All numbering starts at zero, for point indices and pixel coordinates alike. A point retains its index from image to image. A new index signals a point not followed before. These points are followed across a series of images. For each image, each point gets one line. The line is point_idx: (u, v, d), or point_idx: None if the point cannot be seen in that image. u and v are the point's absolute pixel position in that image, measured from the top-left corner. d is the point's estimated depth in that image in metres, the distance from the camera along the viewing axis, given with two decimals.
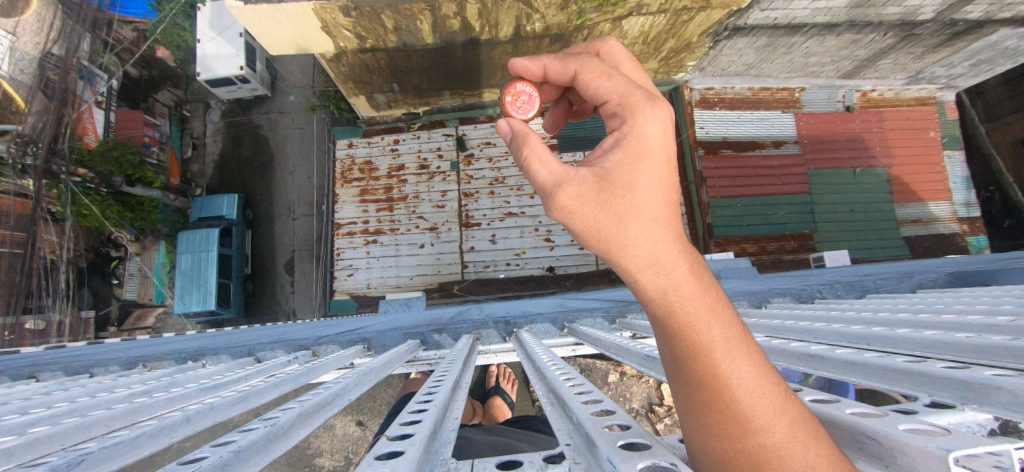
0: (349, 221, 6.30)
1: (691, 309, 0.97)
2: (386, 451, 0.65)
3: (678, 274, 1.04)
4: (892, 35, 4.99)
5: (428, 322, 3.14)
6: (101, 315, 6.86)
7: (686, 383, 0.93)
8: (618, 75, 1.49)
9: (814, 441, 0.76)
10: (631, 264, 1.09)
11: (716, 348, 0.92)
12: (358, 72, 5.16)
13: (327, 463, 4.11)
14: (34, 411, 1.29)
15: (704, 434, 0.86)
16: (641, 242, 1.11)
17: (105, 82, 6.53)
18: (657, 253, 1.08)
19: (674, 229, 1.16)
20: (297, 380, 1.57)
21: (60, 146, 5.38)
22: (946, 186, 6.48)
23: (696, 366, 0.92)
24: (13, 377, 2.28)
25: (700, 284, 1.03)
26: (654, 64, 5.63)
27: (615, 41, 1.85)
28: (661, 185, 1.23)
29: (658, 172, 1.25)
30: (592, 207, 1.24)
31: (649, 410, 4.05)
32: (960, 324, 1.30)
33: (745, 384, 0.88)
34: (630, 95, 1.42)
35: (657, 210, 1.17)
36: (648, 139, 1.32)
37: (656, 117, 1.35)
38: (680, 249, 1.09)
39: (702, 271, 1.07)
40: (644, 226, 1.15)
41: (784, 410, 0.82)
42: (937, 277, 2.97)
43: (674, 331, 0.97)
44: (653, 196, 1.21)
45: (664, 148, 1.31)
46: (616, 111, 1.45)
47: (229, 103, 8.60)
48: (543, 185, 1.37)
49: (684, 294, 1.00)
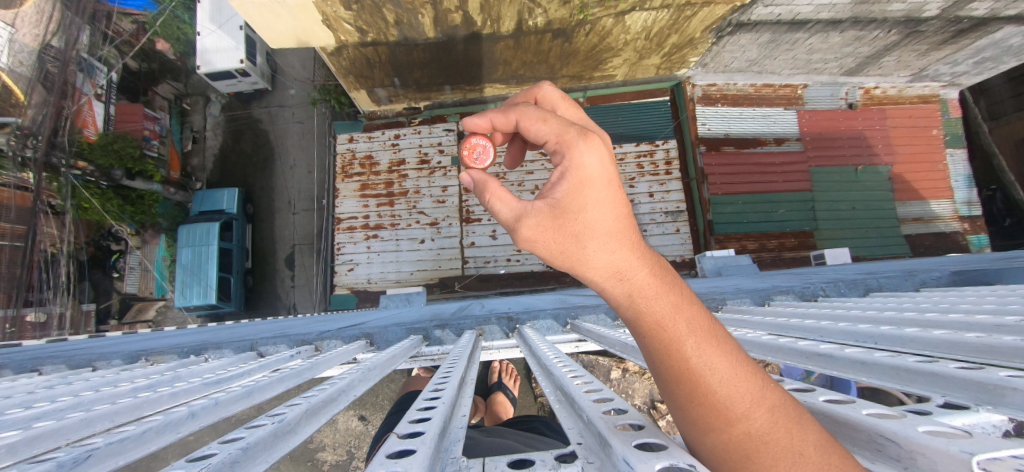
0: (350, 216, 6.29)
1: (656, 309, 0.93)
2: (396, 450, 0.64)
3: (639, 279, 0.99)
4: (896, 32, 4.95)
5: (431, 318, 3.13)
6: (101, 308, 6.65)
7: (665, 382, 0.88)
8: (552, 118, 1.33)
9: (796, 425, 0.72)
10: (595, 276, 1.04)
11: (686, 342, 0.88)
12: (358, 66, 5.13)
13: (329, 457, 4.12)
14: (37, 405, 1.28)
15: (691, 428, 0.80)
16: (600, 252, 1.05)
17: (105, 75, 6.52)
18: (618, 261, 1.02)
19: (633, 234, 1.11)
20: (301, 376, 1.57)
21: (60, 138, 5.50)
22: (947, 184, 6.47)
23: (670, 366, 0.87)
24: (15, 370, 2.28)
25: (664, 285, 0.98)
26: (657, 60, 5.60)
27: (548, 85, 1.69)
28: (611, 201, 1.16)
29: (606, 191, 1.17)
30: (552, 232, 1.15)
31: (650, 407, 4.07)
32: (966, 323, 1.29)
33: (718, 375, 0.83)
34: (562, 132, 1.29)
35: (614, 223, 1.11)
36: (591, 168, 1.20)
37: (592, 150, 1.22)
38: (641, 254, 1.04)
39: (665, 271, 1.03)
40: (602, 238, 1.08)
41: (761, 395, 0.78)
42: (940, 276, 2.97)
43: (644, 335, 0.93)
44: (606, 208, 1.14)
45: (605, 181, 1.18)
46: (555, 150, 1.30)
47: (229, 97, 8.56)
48: (504, 221, 1.26)
49: (647, 297, 0.95)
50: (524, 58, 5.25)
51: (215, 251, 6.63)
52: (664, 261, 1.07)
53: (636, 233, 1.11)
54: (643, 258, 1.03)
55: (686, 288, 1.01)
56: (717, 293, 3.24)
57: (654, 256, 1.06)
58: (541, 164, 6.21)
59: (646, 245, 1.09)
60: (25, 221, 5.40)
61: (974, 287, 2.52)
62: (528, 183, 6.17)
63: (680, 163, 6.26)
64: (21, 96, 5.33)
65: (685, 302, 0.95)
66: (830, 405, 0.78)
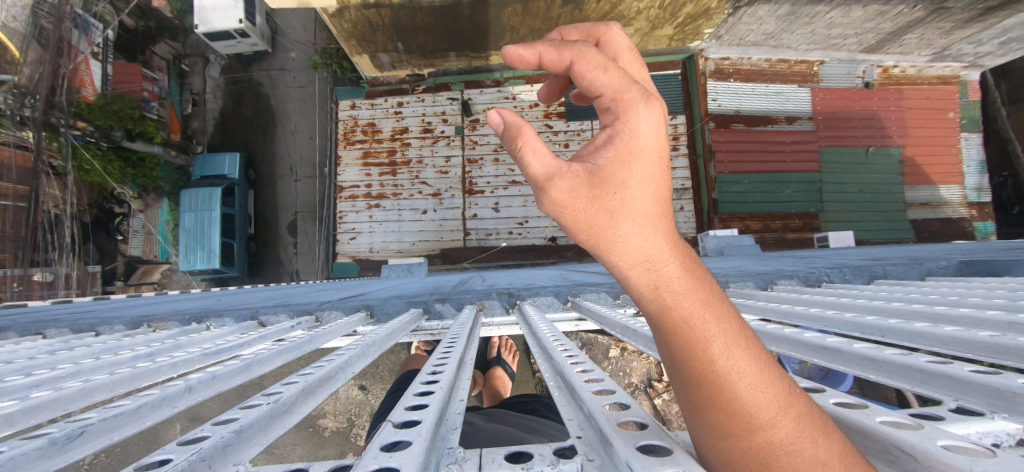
0: (352, 184, 6.21)
1: (688, 303, 0.83)
2: (390, 442, 0.62)
3: (674, 269, 0.88)
4: (921, 8, 4.71)
5: (432, 291, 3.13)
6: (107, 269, 6.66)
7: (681, 381, 0.81)
8: (614, 66, 1.12)
9: (822, 436, 0.66)
10: (626, 256, 0.91)
11: (713, 346, 0.78)
12: (361, 29, 4.92)
13: (331, 424, 4.26)
14: (37, 372, 1.28)
15: (705, 432, 0.73)
16: (637, 234, 0.93)
17: (100, 33, 6.30)
18: (655, 247, 0.91)
19: (670, 221, 1.00)
20: (302, 349, 1.55)
21: (58, 98, 5.39)
22: (959, 170, 6.32)
23: (690, 366, 0.79)
24: (21, 332, 2.32)
25: (695, 280, 0.88)
26: (670, 31, 5.36)
27: (617, 28, 1.38)
28: (656, 180, 1.02)
29: (651, 169, 1.03)
30: (583, 202, 1.02)
31: (648, 385, 4.16)
32: (976, 318, 1.25)
33: (745, 382, 0.74)
34: (621, 92, 1.11)
35: (651, 207, 0.98)
36: (644, 139, 1.05)
37: (652, 118, 1.06)
38: (674, 245, 0.93)
39: (699, 263, 0.94)
40: (641, 221, 0.96)
41: (787, 403, 0.71)
42: (948, 265, 2.92)
43: (672, 330, 0.82)
44: (649, 186, 1.01)
45: (654, 158, 1.04)
46: (608, 107, 1.12)
47: (229, 58, 8.33)
48: (530, 178, 1.12)
49: (679, 289, 0.85)
50: (532, 25, 5.04)
51: (218, 216, 6.62)
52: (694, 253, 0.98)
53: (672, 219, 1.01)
54: (683, 251, 0.93)
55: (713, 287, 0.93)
56: (720, 275, 3.20)
57: (688, 248, 0.96)
58: (546, 135, 6.11)
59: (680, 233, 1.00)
60: (26, 182, 5.33)
61: (980, 278, 2.48)
62: None
63: (688, 139, 6.07)
64: (17, 53, 5.22)
65: (719, 302, 0.86)
66: (841, 409, 0.76)
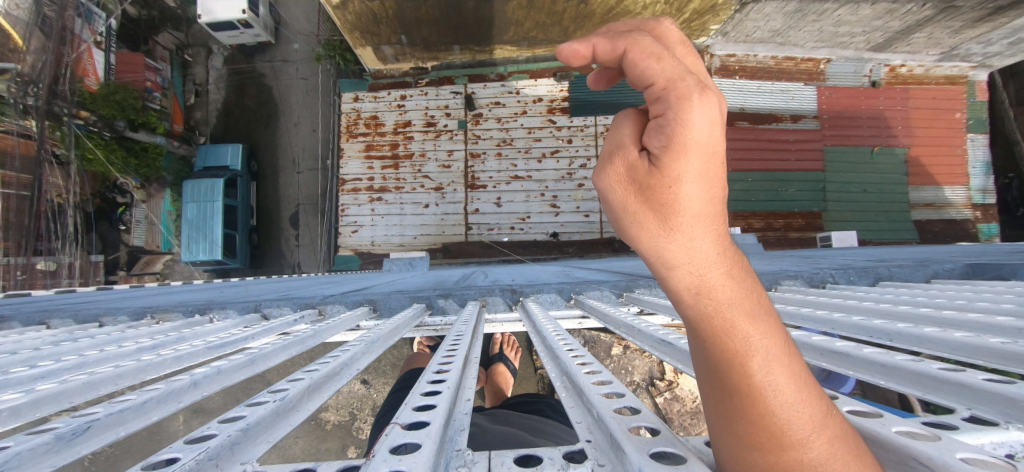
0: (354, 177, 6.19)
1: (735, 310, 0.81)
2: (399, 444, 0.61)
3: (720, 276, 0.86)
4: (931, 6, 4.67)
5: (434, 286, 3.12)
6: (108, 259, 6.71)
7: (713, 388, 0.80)
8: (669, 55, 0.99)
9: (855, 458, 0.64)
10: (669, 256, 0.91)
11: (756, 360, 0.77)
12: (364, 22, 4.89)
13: (332, 417, 4.27)
14: (41, 364, 1.27)
15: (731, 441, 0.72)
16: (680, 237, 0.91)
17: (104, 22, 6.30)
18: (698, 253, 0.88)
19: (721, 223, 0.95)
20: (306, 343, 1.53)
21: (61, 87, 5.41)
22: (965, 171, 6.27)
23: (724, 374, 0.78)
24: (25, 322, 2.34)
25: (742, 291, 0.85)
26: (675, 26, 5.31)
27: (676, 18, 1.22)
28: (709, 182, 0.95)
29: (703, 167, 0.95)
30: (630, 195, 1.01)
31: (649, 383, 4.17)
32: (985, 323, 1.24)
33: (779, 396, 0.74)
34: (676, 79, 0.99)
35: (702, 209, 0.94)
36: (697, 134, 0.94)
37: (707, 112, 0.94)
38: (722, 252, 0.90)
39: (748, 270, 0.91)
40: (685, 223, 0.92)
41: (824, 422, 0.69)
42: (953, 267, 2.90)
43: (717, 334, 0.80)
44: (699, 186, 0.95)
45: (706, 155, 0.95)
46: (658, 98, 1.00)
47: (231, 49, 8.28)
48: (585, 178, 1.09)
49: (725, 296, 0.83)
50: (537, 19, 5.02)
51: (221, 207, 6.61)
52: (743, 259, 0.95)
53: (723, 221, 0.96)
54: (731, 260, 0.89)
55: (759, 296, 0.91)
56: None
57: (737, 252, 0.92)
58: (549, 131, 6.09)
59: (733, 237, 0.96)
60: (30, 171, 5.32)
61: (985, 282, 2.45)
62: (535, 151, 6.11)
63: None
64: (20, 41, 5.19)
65: (766, 313, 0.83)
66: (856, 419, 0.76)
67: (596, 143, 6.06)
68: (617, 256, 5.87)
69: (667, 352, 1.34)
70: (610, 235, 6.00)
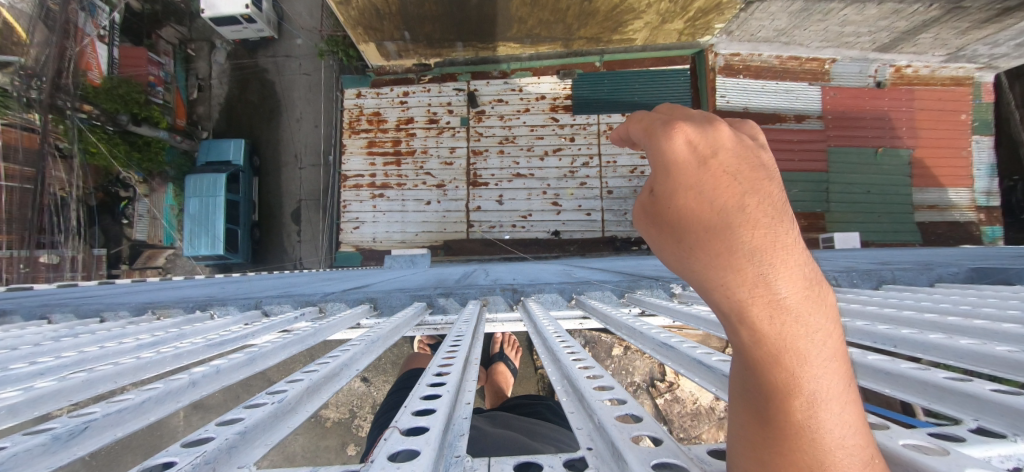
0: (356, 173, 6.18)
1: (773, 336, 0.67)
2: (398, 451, 0.61)
3: (752, 295, 0.70)
4: (938, 6, 4.64)
5: (435, 284, 3.11)
6: (111, 253, 6.56)
7: (754, 414, 0.68)
8: (644, 116, 1.04)
9: None
10: (694, 280, 0.81)
11: (797, 398, 0.64)
12: (368, 17, 4.88)
13: (333, 415, 4.28)
14: (41, 361, 1.27)
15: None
16: (699, 256, 0.79)
17: (106, 15, 6.31)
18: (718, 271, 0.75)
19: (764, 227, 0.75)
20: (305, 342, 1.52)
21: (64, 80, 5.47)
22: (969, 172, 6.21)
23: (763, 400, 0.68)
24: (27, 316, 2.35)
25: (785, 313, 0.68)
26: (680, 25, 5.28)
27: None
28: (724, 189, 0.80)
29: (707, 176, 0.83)
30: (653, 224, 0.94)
31: (650, 384, 4.17)
32: (991, 330, 1.22)
33: (822, 441, 0.61)
34: (649, 124, 0.99)
35: (729, 217, 0.77)
36: (676, 157, 0.88)
37: (680, 138, 0.90)
38: (763, 266, 0.71)
39: (810, 285, 0.71)
40: (701, 238, 0.79)
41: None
42: (958, 271, 2.88)
43: (750, 364, 0.71)
44: (717, 194, 0.80)
45: (705, 165, 0.84)
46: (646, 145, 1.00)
47: (234, 44, 8.26)
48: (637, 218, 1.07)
49: (759, 320, 0.69)
50: (540, 16, 5.00)
51: (223, 202, 6.62)
52: (812, 266, 0.73)
53: (770, 223, 0.75)
54: (773, 272, 0.70)
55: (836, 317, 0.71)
56: None
57: (794, 260, 0.71)
58: (552, 129, 6.07)
59: (796, 244, 0.74)
60: (33, 164, 5.34)
61: (990, 287, 2.43)
62: (538, 148, 6.08)
63: None
64: (25, 34, 5.26)
65: (818, 341, 0.67)
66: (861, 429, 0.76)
67: (599, 142, 6.03)
68: (618, 255, 5.85)
69: (669, 355, 1.31)
70: (612, 234, 5.98)
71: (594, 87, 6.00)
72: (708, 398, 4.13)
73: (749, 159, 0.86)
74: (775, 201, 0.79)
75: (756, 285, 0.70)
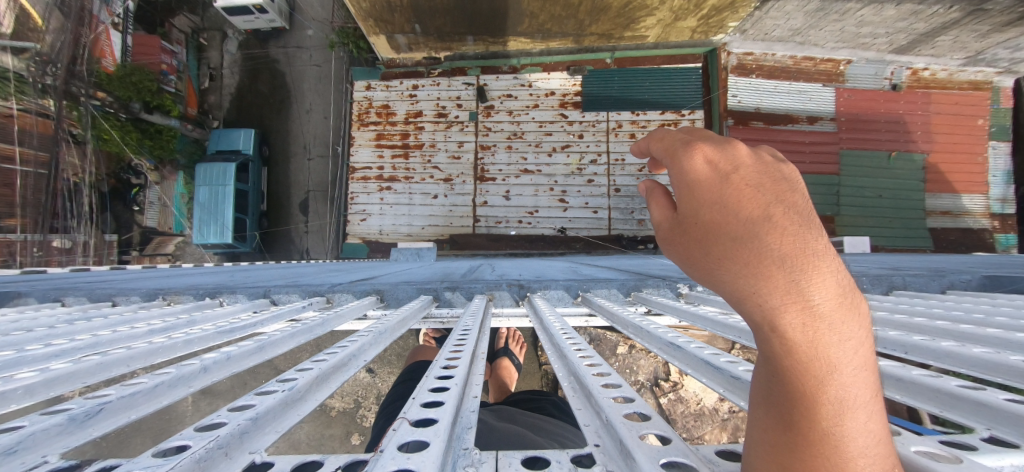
0: (364, 165, 6.21)
1: (805, 347, 0.66)
2: (409, 442, 0.61)
3: (784, 304, 0.67)
4: (958, 8, 4.56)
5: (442, 278, 3.11)
6: (123, 238, 6.69)
7: (780, 422, 0.68)
8: (660, 134, 0.99)
9: None
10: (721, 290, 0.78)
11: (824, 405, 0.64)
12: (379, 9, 4.88)
13: (338, 404, 4.33)
14: (55, 343, 1.29)
15: None
16: (726, 266, 0.76)
17: (121, 3, 6.38)
18: (749, 279, 0.71)
19: (793, 233, 0.72)
20: (313, 332, 1.53)
21: (79, 67, 5.56)
22: (986, 179, 6.08)
23: (790, 409, 0.67)
24: (41, 298, 2.40)
25: (820, 324, 0.66)
26: (693, 22, 5.22)
27: None
28: (755, 203, 0.77)
29: (730, 189, 0.80)
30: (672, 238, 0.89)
31: (654, 383, 4.17)
32: (1003, 339, 1.21)
33: (845, 449, 0.62)
34: (667, 141, 0.95)
35: (762, 229, 0.73)
36: (697, 176, 0.85)
37: (699, 158, 0.87)
38: (799, 277, 0.68)
39: (843, 292, 0.68)
40: (728, 249, 0.76)
41: None
42: (970, 279, 2.83)
43: (777, 371, 0.70)
44: (746, 207, 0.77)
45: (727, 179, 0.81)
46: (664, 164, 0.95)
47: (246, 34, 8.29)
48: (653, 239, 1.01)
49: (792, 332, 0.67)
50: (552, 11, 4.97)
51: (232, 192, 6.67)
52: (845, 272, 0.70)
53: (799, 230, 0.73)
54: (806, 281, 0.68)
55: (866, 324, 0.69)
56: None
57: (827, 268, 0.69)
58: (560, 125, 6.04)
59: (829, 250, 0.71)
60: (47, 149, 5.42)
61: (1003, 295, 2.39)
62: (546, 144, 6.06)
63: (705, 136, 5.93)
64: (41, 21, 5.32)
65: (850, 350, 0.65)
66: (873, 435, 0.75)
67: (608, 139, 5.99)
68: (624, 254, 5.83)
69: (676, 357, 1.30)
70: (618, 232, 5.96)
71: (604, 85, 5.95)
72: (711, 399, 4.12)
73: (771, 168, 0.82)
74: (802, 208, 0.76)
75: (789, 293, 0.67)
